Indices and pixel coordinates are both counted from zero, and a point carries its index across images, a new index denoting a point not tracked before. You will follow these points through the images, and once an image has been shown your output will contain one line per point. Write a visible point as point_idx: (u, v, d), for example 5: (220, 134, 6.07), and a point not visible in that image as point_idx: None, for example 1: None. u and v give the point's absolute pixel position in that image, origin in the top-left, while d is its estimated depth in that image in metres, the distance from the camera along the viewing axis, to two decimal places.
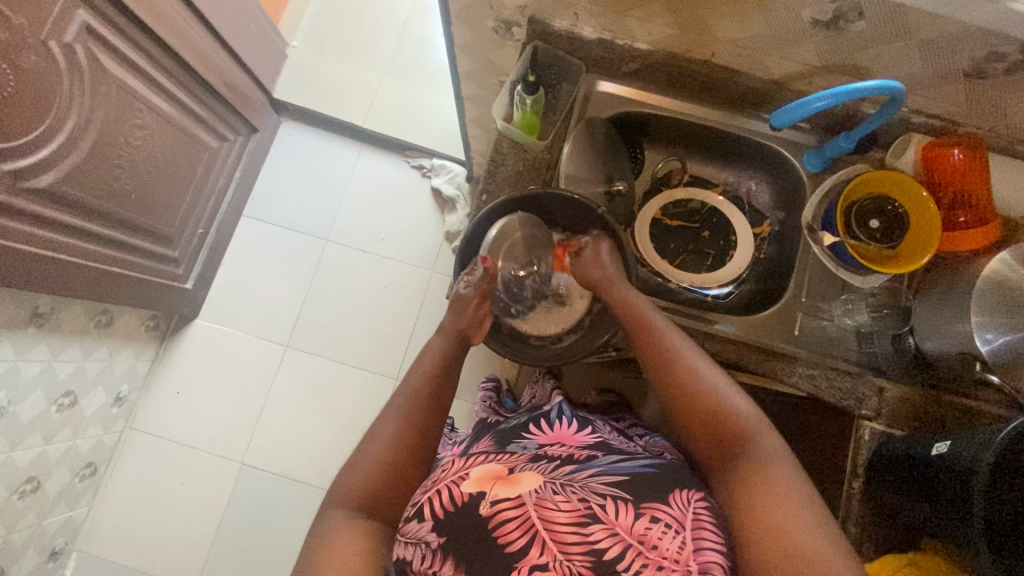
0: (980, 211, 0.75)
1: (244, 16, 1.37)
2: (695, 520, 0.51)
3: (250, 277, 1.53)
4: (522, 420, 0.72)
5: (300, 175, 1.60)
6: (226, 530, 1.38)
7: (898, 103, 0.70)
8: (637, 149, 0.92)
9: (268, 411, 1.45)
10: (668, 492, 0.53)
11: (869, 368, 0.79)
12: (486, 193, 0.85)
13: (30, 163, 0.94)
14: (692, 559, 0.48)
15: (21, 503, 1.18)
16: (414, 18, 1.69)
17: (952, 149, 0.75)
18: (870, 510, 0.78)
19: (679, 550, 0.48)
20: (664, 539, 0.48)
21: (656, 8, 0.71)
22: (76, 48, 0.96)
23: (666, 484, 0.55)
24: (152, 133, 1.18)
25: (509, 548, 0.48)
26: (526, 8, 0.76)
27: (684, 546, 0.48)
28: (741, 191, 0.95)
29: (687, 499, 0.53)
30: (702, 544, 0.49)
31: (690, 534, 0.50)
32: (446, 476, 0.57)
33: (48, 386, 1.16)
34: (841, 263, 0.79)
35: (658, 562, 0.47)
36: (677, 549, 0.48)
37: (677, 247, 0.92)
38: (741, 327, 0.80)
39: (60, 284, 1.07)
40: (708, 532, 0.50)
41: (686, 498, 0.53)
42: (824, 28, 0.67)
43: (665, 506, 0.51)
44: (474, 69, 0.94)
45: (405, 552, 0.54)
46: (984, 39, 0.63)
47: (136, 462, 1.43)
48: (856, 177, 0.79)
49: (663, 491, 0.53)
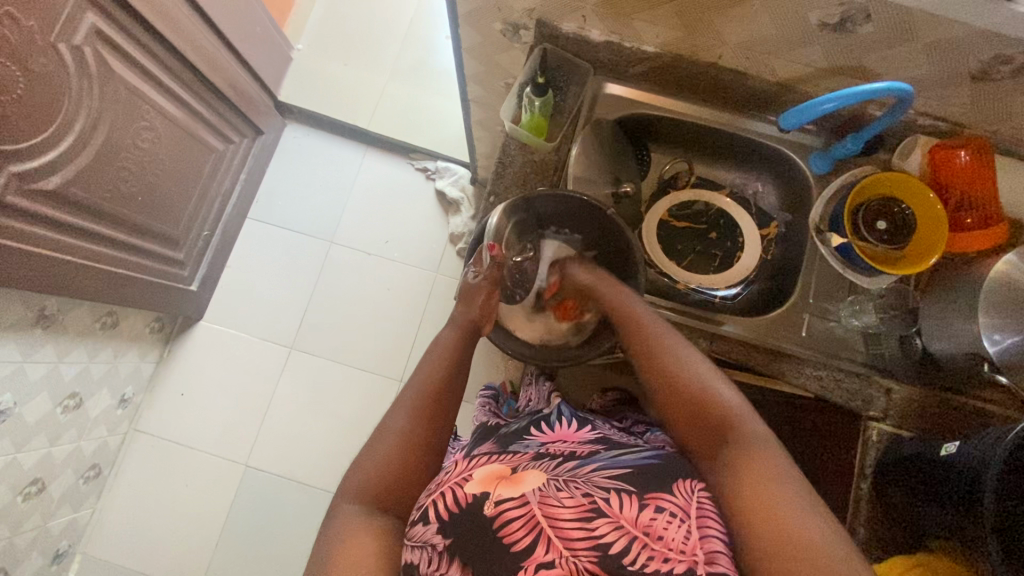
0: (986, 212, 0.76)
1: (250, 19, 1.38)
2: (699, 509, 0.52)
3: (255, 279, 1.54)
4: (523, 423, 0.72)
5: (305, 178, 1.61)
6: (230, 533, 1.38)
7: (905, 104, 0.70)
8: (643, 151, 0.92)
9: (271, 413, 1.45)
10: (672, 483, 0.54)
11: (876, 368, 0.79)
12: (494, 196, 0.85)
13: (39, 165, 0.94)
14: (699, 547, 0.48)
15: (26, 505, 1.18)
16: (418, 21, 1.69)
17: (958, 151, 0.76)
18: (880, 510, 0.77)
19: (685, 540, 0.48)
20: (669, 529, 0.48)
21: (664, 11, 0.72)
22: (84, 50, 0.97)
23: (669, 475, 0.55)
24: (158, 136, 1.19)
25: (515, 548, 0.48)
26: (534, 10, 0.77)
27: (689, 536, 0.48)
28: (748, 192, 0.95)
29: (691, 489, 0.54)
30: (707, 532, 0.49)
31: (695, 524, 0.50)
32: (450, 478, 0.58)
33: (54, 388, 1.17)
34: (849, 264, 0.79)
35: (665, 554, 0.47)
36: (682, 539, 0.48)
37: (684, 248, 0.92)
38: (746, 327, 0.81)
39: (67, 285, 1.07)
40: (712, 521, 0.51)
41: (690, 488, 0.54)
42: (831, 30, 0.68)
43: (669, 495, 0.52)
44: (481, 71, 0.95)
45: (412, 556, 0.53)
46: (990, 41, 0.63)
47: (140, 464, 1.43)
48: (864, 177, 0.80)
49: (667, 482, 0.54)
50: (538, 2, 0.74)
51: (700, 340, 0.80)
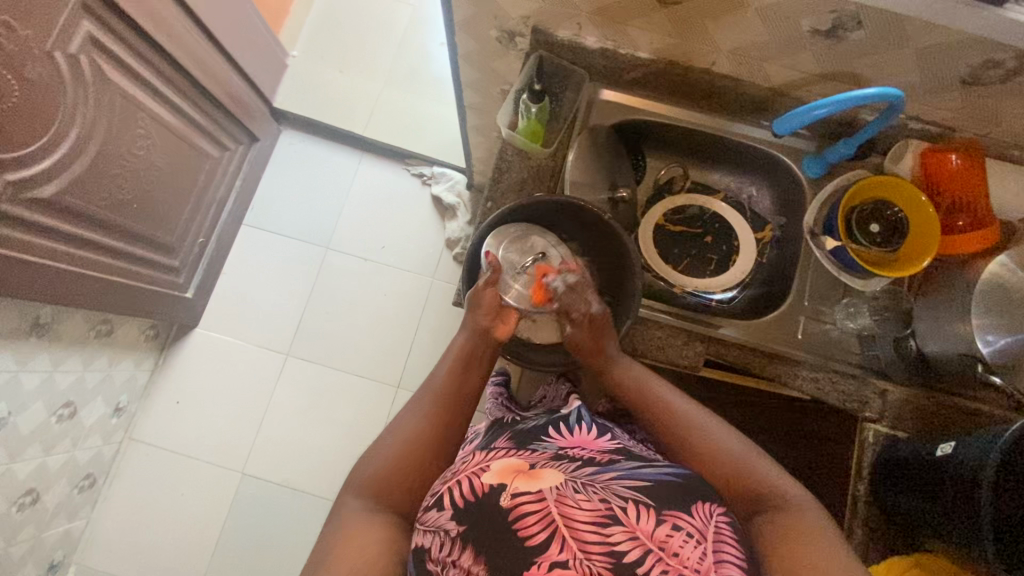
0: (978, 215, 0.77)
1: (244, 27, 1.39)
2: (717, 532, 0.51)
3: (251, 286, 1.53)
4: (541, 423, 0.72)
5: (300, 184, 1.61)
6: (227, 541, 1.37)
7: (898, 108, 0.71)
8: (639, 157, 0.93)
9: (268, 420, 1.44)
10: (690, 503, 0.53)
11: (871, 370, 0.80)
12: (491, 201, 0.85)
13: (34, 173, 0.94)
14: (713, 570, 0.47)
15: (20, 516, 1.17)
16: (413, 28, 1.70)
17: (949, 154, 0.77)
18: (876, 511, 0.78)
19: (700, 560, 0.48)
20: (685, 548, 0.48)
21: (658, 18, 0.72)
22: (80, 59, 0.97)
23: (688, 493, 0.54)
24: (154, 143, 1.18)
25: (529, 542, 0.49)
26: (529, 18, 0.77)
27: (705, 557, 0.48)
28: (743, 197, 0.96)
29: (710, 512, 0.53)
30: (722, 557, 0.48)
31: (711, 546, 0.49)
32: (467, 467, 0.58)
33: (48, 397, 1.16)
34: (842, 267, 0.80)
35: (679, 570, 0.47)
36: (698, 559, 0.48)
37: (680, 252, 0.93)
38: (742, 330, 0.82)
39: (62, 294, 1.06)
40: (729, 546, 0.50)
41: (709, 511, 0.53)
42: (823, 37, 0.69)
43: (686, 515, 0.51)
44: (476, 77, 0.96)
45: (424, 540, 0.54)
46: (979, 47, 0.64)
47: (136, 473, 1.42)
48: (857, 182, 0.80)
49: (686, 501, 0.53)
50: (533, 9, 0.75)
51: (698, 343, 0.80)
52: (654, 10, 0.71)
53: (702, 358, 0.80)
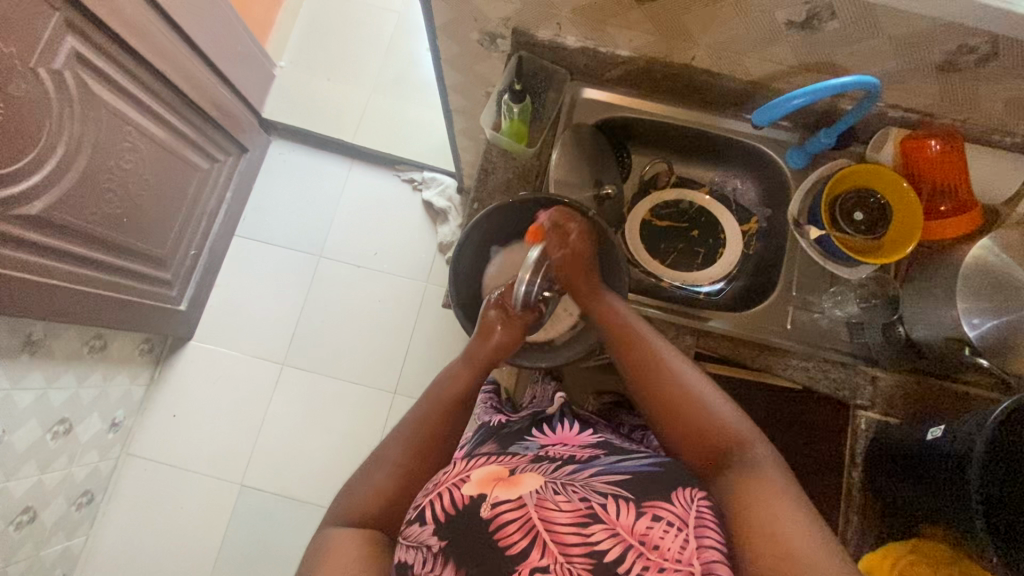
0: (958, 199, 0.78)
1: (231, 39, 1.39)
2: (698, 518, 0.51)
3: (246, 295, 1.53)
4: (525, 423, 0.72)
5: (292, 193, 1.61)
6: (228, 551, 1.37)
7: (874, 96, 0.71)
8: (625, 154, 0.92)
9: (266, 431, 1.44)
10: (671, 490, 0.53)
11: (860, 357, 0.80)
12: (477, 201, 0.85)
13: (21, 190, 0.94)
14: (695, 557, 0.48)
15: (17, 535, 1.16)
16: (400, 35, 1.71)
17: (928, 141, 0.78)
18: (872, 499, 0.77)
19: (682, 549, 0.48)
20: (666, 539, 0.49)
21: (636, 16, 0.73)
22: (65, 74, 0.97)
23: (668, 480, 0.54)
24: (142, 156, 1.19)
25: (510, 551, 0.49)
26: (509, 20, 0.78)
27: (686, 545, 0.48)
28: (728, 189, 0.97)
29: (691, 497, 0.53)
30: (705, 542, 0.49)
31: (693, 532, 0.50)
32: (448, 477, 0.58)
33: (43, 414, 1.16)
34: (828, 255, 0.80)
35: (660, 563, 0.47)
36: (679, 548, 0.48)
37: (667, 247, 0.95)
38: (731, 322, 0.82)
39: (55, 310, 1.06)
40: (711, 530, 0.50)
41: (689, 496, 0.53)
42: (799, 28, 0.70)
43: (667, 504, 0.51)
44: (462, 82, 0.97)
45: (406, 555, 0.54)
46: (954, 34, 0.65)
47: (135, 487, 1.41)
48: (839, 171, 0.80)
49: (667, 488, 0.53)
50: (512, 11, 0.76)
51: (687, 336, 0.81)
52: (631, 8, 0.72)
53: (691, 351, 0.81)
